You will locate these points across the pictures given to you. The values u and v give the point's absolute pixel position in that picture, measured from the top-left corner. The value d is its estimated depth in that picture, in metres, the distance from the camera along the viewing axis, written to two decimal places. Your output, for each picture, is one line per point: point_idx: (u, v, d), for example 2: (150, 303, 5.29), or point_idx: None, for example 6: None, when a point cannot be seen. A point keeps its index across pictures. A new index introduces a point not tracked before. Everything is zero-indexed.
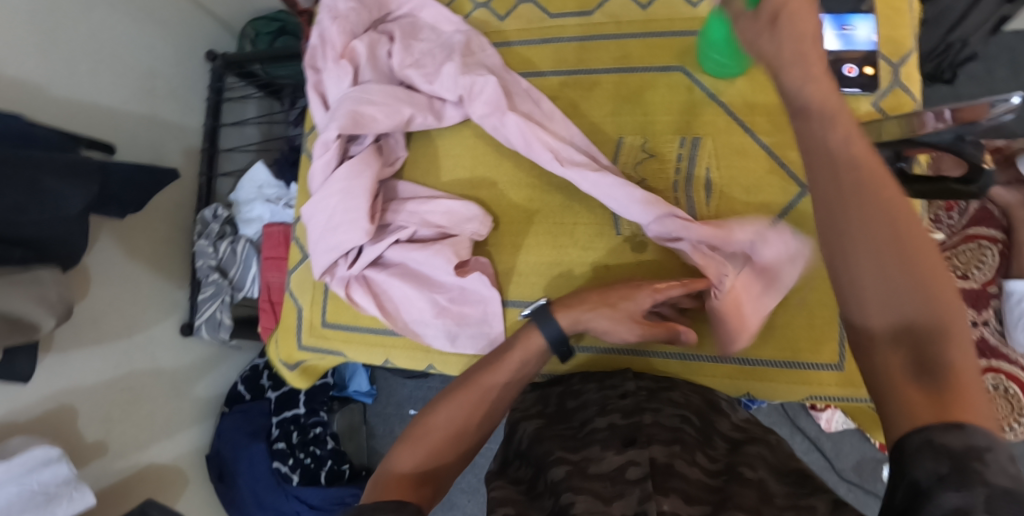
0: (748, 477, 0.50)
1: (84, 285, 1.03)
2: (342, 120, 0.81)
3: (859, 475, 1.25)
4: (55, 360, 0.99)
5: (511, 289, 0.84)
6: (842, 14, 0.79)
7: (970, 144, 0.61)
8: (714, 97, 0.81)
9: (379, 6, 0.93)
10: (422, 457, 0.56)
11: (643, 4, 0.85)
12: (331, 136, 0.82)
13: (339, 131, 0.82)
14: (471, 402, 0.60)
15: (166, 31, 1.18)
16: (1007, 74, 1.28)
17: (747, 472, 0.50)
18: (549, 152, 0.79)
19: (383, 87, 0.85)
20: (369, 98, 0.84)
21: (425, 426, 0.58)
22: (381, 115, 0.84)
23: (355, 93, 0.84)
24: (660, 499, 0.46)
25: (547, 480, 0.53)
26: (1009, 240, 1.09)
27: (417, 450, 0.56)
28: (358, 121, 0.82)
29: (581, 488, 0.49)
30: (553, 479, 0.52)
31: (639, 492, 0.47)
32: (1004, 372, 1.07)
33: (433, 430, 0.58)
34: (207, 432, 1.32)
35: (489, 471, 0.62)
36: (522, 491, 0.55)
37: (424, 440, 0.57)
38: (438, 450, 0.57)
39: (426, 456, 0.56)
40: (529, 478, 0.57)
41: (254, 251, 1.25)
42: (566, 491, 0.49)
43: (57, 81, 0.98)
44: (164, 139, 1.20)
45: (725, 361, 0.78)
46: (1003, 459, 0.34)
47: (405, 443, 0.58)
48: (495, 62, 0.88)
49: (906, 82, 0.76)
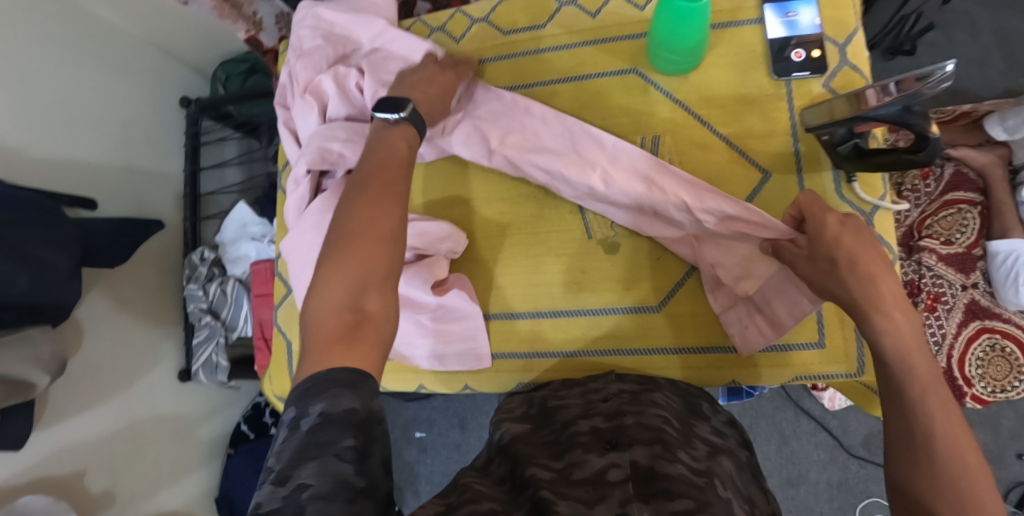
0: (723, 492, 0.51)
1: (76, 339, 1.04)
2: (310, 157, 0.83)
3: (869, 449, 1.25)
4: (54, 421, 1.00)
5: (492, 303, 0.86)
6: (785, 2, 0.80)
7: (918, 114, 0.62)
8: (671, 97, 0.82)
9: (344, 41, 0.94)
10: (353, 294, 0.55)
11: (592, 13, 0.87)
12: (300, 171, 0.85)
13: (307, 167, 0.83)
14: (387, 213, 0.61)
15: (138, 82, 1.20)
16: (965, 38, 1.30)
17: (721, 490, 0.51)
18: (543, 176, 0.82)
19: (350, 124, 0.85)
20: (337, 134, 0.84)
21: (344, 266, 0.56)
22: (348, 151, 0.84)
23: (323, 130, 0.85)
24: (640, 504, 0.47)
25: (526, 476, 0.54)
26: (988, 202, 1.11)
27: (343, 291, 0.55)
28: (326, 157, 0.84)
29: (563, 493, 0.50)
30: (532, 477, 0.53)
31: (620, 494, 0.48)
32: (999, 331, 1.08)
33: (356, 257, 0.57)
34: (215, 475, 1.33)
35: (471, 467, 0.63)
36: (503, 487, 0.56)
37: (349, 275, 0.56)
38: (372, 286, 0.56)
39: (355, 295, 0.55)
40: (508, 474, 0.58)
41: (243, 290, 1.27)
42: (544, 489, 0.51)
43: (35, 143, 1.00)
44: (145, 189, 1.22)
45: (709, 352, 0.79)
46: None
47: (329, 279, 0.56)
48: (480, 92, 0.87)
49: (854, 61, 0.78)
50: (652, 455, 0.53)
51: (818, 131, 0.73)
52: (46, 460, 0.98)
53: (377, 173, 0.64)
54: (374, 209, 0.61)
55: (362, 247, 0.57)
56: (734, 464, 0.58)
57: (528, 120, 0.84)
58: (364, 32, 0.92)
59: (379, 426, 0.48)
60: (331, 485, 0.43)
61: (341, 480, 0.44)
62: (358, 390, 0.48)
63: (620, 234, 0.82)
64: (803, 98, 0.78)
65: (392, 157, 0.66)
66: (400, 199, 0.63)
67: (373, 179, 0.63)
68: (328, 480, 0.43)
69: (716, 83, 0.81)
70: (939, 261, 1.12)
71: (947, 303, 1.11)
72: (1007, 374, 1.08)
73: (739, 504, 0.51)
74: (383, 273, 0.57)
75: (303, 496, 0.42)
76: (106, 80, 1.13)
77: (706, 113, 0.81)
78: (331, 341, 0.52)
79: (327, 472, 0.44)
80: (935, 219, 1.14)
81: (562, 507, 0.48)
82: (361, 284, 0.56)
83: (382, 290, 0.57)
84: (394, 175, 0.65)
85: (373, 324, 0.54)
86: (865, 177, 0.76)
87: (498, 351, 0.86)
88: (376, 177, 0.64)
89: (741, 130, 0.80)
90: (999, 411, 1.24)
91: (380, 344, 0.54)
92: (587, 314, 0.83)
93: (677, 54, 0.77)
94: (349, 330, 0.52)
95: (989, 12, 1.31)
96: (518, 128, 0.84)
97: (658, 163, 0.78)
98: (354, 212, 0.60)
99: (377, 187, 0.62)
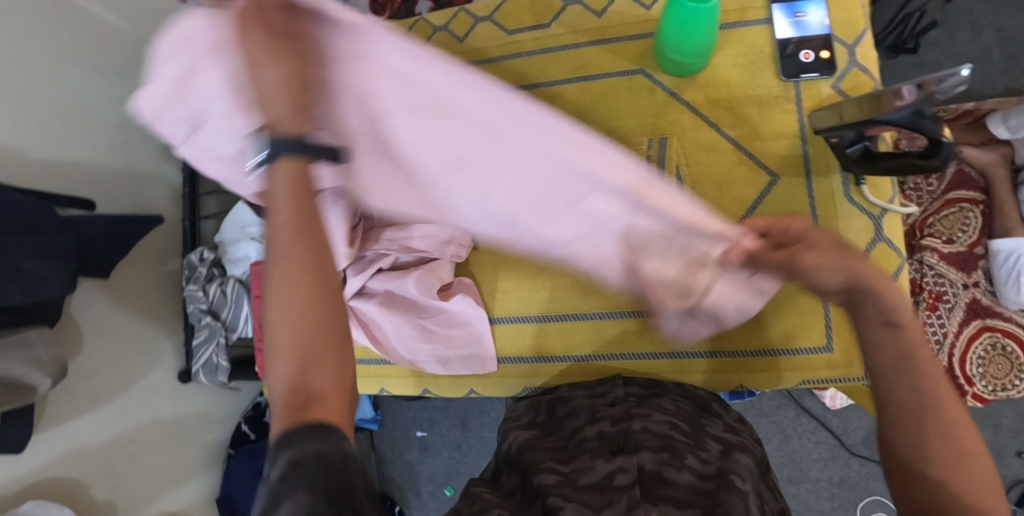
0: (738, 486, 0.50)
1: (75, 340, 1.03)
2: None
3: (870, 448, 1.26)
4: (54, 425, 0.99)
5: (498, 307, 0.86)
6: (793, 2, 0.79)
7: (930, 118, 0.61)
8: (677, 97, 0.82)
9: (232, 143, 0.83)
10: (296, 370, 0.48)
11: (598, 12, 0.86)
12: None
13: None
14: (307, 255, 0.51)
15: (134, 81, 1.19)
16: (968, 36, 1.30)
17: (737, 482, 0.51)
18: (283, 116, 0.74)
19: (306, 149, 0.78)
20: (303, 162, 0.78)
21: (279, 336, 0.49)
22: None
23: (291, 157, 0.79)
24: (646, 508, 0.47)
25: (535, 485, 0.54)
26: (989, 201, 1.12)
27: (285, 372, 0.48)
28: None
29: (569, 497, 0.51)
30: (542, 484, 0.53)
31: (627, 499, 0.48)
32: (1000, 330, 1.08)
33: (289, 328, 0.49)
34: (215, 477, 1.33)
35: (482, 480, 0.63)
36: (513, 500, 0.55)
37: (291, 349, 0.48)
38: (310, 358, 0.49)
39: (298, 370, 0.48)
40: (518, 486, 0.58)
41: (244, 290, 1.25)
42: (553, 496, 0.51)
43: (33, 143, 0.98)
44: (144, 189, 1.21)
45: (716, 356, 0.79)
46: None
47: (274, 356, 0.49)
48: None
49: (863, 62, 0.77)
50: (659, 461, 0.53)
51: (827, 134, 0.73)
52: (47, 464, 0.98)
53: (290, 224, 0.51)
54: (300, 266, 0.50)
55: (300, 314, 0.49)
56: (750, 460, 0.57)
57: None
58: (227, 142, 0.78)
59: (355, 467, 0.46)
60: None
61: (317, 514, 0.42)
62: (326, 437, 0.45)
63: None
64: (812, 100, 0.78)
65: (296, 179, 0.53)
66: (319, 243, 0.52)
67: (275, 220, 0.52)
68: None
69: (721, 85, 0.80)
70: (941, 259, 1.12)
71: (948, 302, 1.11)
72: (1007, 373, 1.08)
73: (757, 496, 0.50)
74: (320, 335, 0.50)
75: None
76: (102, 79, 1.11)
77: (713, 115, 0.80)
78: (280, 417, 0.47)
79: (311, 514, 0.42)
80: (938, 218, 1.14)
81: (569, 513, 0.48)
82: (304, 357, 0.48)
83: (322, 361, 0.49)
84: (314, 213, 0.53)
85: (325, 401, 0.48)
86: (873, 180, 0.75)
87: (502, 355, 0.86)
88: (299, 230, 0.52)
89: (748, 132, 0.79)
90: (1000, 410, 1.24)
91: (341, 412, 0.49)
92: (594, 318, 0.82)
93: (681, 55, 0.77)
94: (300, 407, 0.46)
95: (993, 10, 1.29)
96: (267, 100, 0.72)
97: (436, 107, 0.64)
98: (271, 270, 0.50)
99: (298, 236, 0.51)
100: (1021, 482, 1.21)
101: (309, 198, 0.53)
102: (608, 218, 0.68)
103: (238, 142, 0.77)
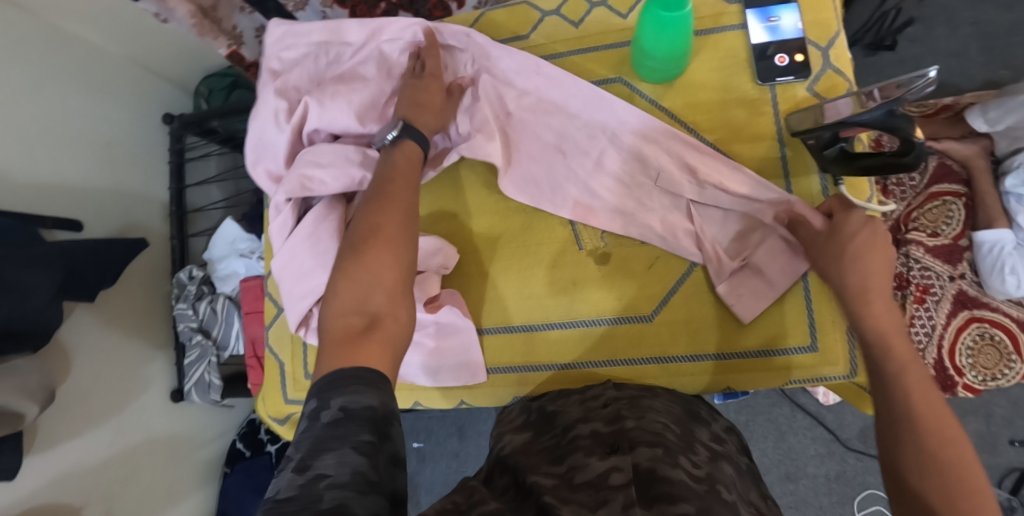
0: (725, 496, 0.51)
1: (64, 364, 1.02)
2: (290, 186, 0.82)
3: (864, 442, 1.26)
4: (47, 448, 0.98)
5: (486, 317, 0.86)
6: (767, 7, 0.80)
7: (902, 117, 0.62)
8: (656, 104, 0.82)
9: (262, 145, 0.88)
10: (361, 297, 0.61)
11: (575, 22, 0.87)
12: (280, 199, 0.84)
13: (287, 196, 0.83)
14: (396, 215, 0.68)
15: (121, 102, 1.19)
16: (945, 31, 1.32)
17: (725, 492, 0.52)
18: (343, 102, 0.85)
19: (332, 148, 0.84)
20: (318, 160, 0.83)
21: (354, 272, 0.62)
22: (329, 179, 0.83)
23: (307, 155, 0.84)
24: (642, 506, 0.47)
25: (528, 484, 0.54)
26: (972, 193, 1.13)
27: (355, 290, 0.61)
28: (306, 186, 0.83)
29: (566, 497, 0.50)
30: (537, 483, 0.53)
31: (622, 497, 0.49)
32: (988, 320, 1.10)
33: (371, 265, 0.63)
34: (212, 495, 1.32)
35: (472, 478, 0.62)
36: (507, 496, 0.55)
37: (363, 279, 0.62)
38: (378, 286, 0.62)
39: (367, 295, 0.62)
40: (510, 484, 0.57)
41: (234, 307, 1.26)
42: (547, 494, 0.51)
43: (18, 167, 0.98)
44: (131, 209, 1.21)
45: (702, 359, 0.79)
46: None
47: (347, 281, 0.62)
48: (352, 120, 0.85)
49: (837, 64, 0.78)
50: (654, 458, 0.53)
51: (803, 136, 0.73)
52: (40, 488, 0.97)
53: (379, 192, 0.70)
54: (385, 217, 0.67)
55: (374, 257, 0.63)
56: (735, 469, 0.58)
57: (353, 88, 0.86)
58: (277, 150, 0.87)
59: (394, 428, 0.50)
60: (349, 475, 0.44)
61: (358, 472, 0.44)
62: (377, 390, 0.51)
63: (611, 243, 0.82)
64: (788, 103, 0.79)
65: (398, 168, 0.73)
66: (405, 211, 0.69)
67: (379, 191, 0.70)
68: (346, 470, 0.44)
69: (700, 89, 0.81)
70: (926, 253, 1.13)
71: (936, 294, 1.12)
72: (997, 362, 1.09)
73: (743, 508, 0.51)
74: (388, 278, 0.63)
75: (321, 485, 0.43)
76: (88, 101, 1.12)
77: (692, 120, 0.81)
78: (340, 340, 0.56)
79: (345, 464, 0.44)
80: (921, 212, 1.15)
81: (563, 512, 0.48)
82: (369, 284, 0.62)
83: (387, 290, 0.62)
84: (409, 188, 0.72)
85: (382, 325, 0.59)
86: (851, 180, 0.76)
87: (493, 365, 0.85)
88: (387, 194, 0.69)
89: (728, 136, 0.80)
90: (992, 399, 1.25)
91: (392, 337, 0.59)
92: (581, 325, 0.82)
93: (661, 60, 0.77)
94: (362, 331, 0.57)
95: (968, 5, 1.31)
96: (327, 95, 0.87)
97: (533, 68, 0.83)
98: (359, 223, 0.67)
99: (387, 203, 0.68)
100: (1015, 470, 1.22)
101: (399, 183, 0.71)
102: (657, 163, 0.79)
103: (309, 129, 0.86)
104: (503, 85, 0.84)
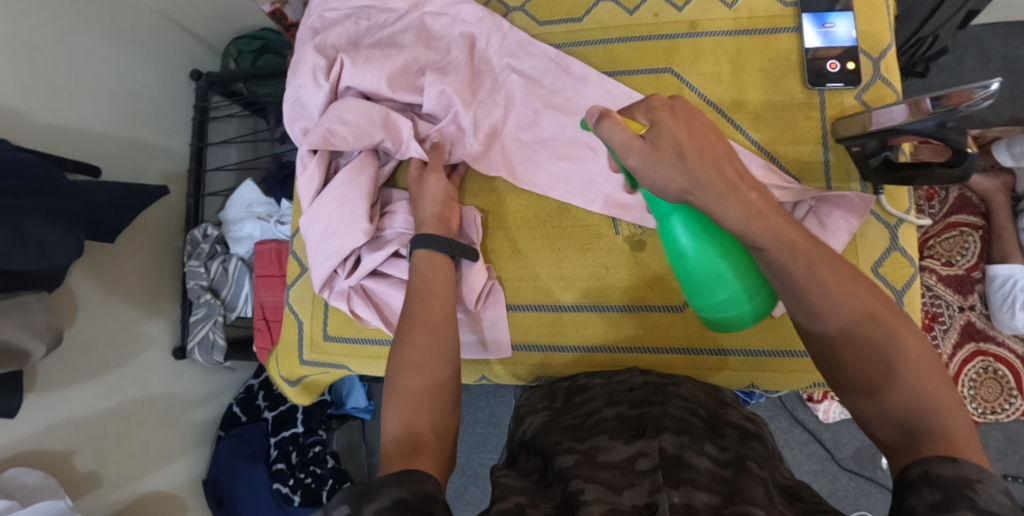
0: (756, 472, 0.50)
1: (72, 311, 1.01)
2: (313, 138, 0.81)
3: (859, 463, 1.27)
4: (47, 393, 0.97)
5: (513, 294, 0.86)
6: (821, 12, 0.81)
7: (953, 130, 0.65)
8: (705, 98, 0.82)
9: (298, 101, 0.87)
10: (408, 420, 0.58)
11: (629, 10, 0.87)
12: (305, 150, 0.84)
13: (310, 148, 0.82)
14: (433, 329, 0.67)
15: (147, 53, 1.18)
16: (977, 63, 1.33)
17: (754, 467, 0.50)
18: (383, 65, 0.85)
19: (358, 106, 0.83)
20: (343, 116, 0.83)
21: (403, 392, 0.61)
22: (351, 136, 0.82)
23: (332, 110, 0.83)
24: (670, 491, 0.46)
25: (555, 468, 0.54)
26: (989, 225, 1.12)
27: (402, 416, 0.59)
28: (328, 139, 0.82)
29: (589, 477, 0.50)
30: (561, 466, 0.53)
31: (649, 483, 0.48)
32: (993, 354, 1.10)
33: (416, 387, 0.61)
34: (204, 458, 1.31)
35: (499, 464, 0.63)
36: (531, 479, 0.56)
37: (416, 399, 0.60)
38: (421, 408, 0.59)
39: (409, 415, 0.58)
40: (537, 467, 0.58)
41: (245, 269, 1.26)
42: (574, 478, 0.50)
43: (39, 106, 0.97)
44: (149, 161, 1.19)
45: (729, 354, 0.79)
46: (993, 490, 0.38)
47: (398, 406, 0.60)
48: (379, 83, 0.85)
49: (886, 75, 0.79)
50: (680, 444, 0.52)
51: (848, 142, 0.76)
52: (37, 433, 0.96)
53: (426, 293, 0.71)
54: (419, 333, 0.66)
55: (425, 369, 0.63)
56: (766, 449, 0.56)
57: (393, 54, 0.86)
58: (312, 104, 0.87)
59: (436, 506, 0.46)
60: None
61: None
62: (405, 483, 0.47)
63: (648, 232, 0.82)
64: (835, 109, 0.79)
65: (432, 279, 0.72)
66: (443, 327, 0.67)
67: (412, 302, 0.70)
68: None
69: (750, 89, 0.81)
70: (938, 281, 1.12)
71: (944, 323, 1.12)
72: (999, 396, 1.11)
73: (772, 486, 0.49)
74: (442, 400, 0.61)
75: None
76: (115, 48, 1.10)
77: (737, 118, 0.81)
78: (394, 456, 0.54)
79: None
80: (938, 240, 1.14)
81: (590, 497, 0.47)
82: (415, 409, 0.59)
83: (432, 412, 0.59)
84: (446, 290, 0.72)
85: (426, 447, 0.55)
86: (891, 189, 0.77)
87: (516, 342, 0.86)
88: (422, 304, 0.69)
89: (772, 137, 0.80)
90: (989, 431, 1.26)
91: (436, 463, 0.54)
92: (610, 311, 0.82)
93: (748, 282, 0.64)
94: (408, 451, 0.54)
95: (1002, 39, 1.32)
96: (366, 53, 0.86)
97: (561, 59, 0.86)
98: (402, 333, 0.67)
99: (425, 314, 0.68)
100: None
101: (435, 286, 0.72)
102: None
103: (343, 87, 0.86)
104: (529, 84, 0.87)
